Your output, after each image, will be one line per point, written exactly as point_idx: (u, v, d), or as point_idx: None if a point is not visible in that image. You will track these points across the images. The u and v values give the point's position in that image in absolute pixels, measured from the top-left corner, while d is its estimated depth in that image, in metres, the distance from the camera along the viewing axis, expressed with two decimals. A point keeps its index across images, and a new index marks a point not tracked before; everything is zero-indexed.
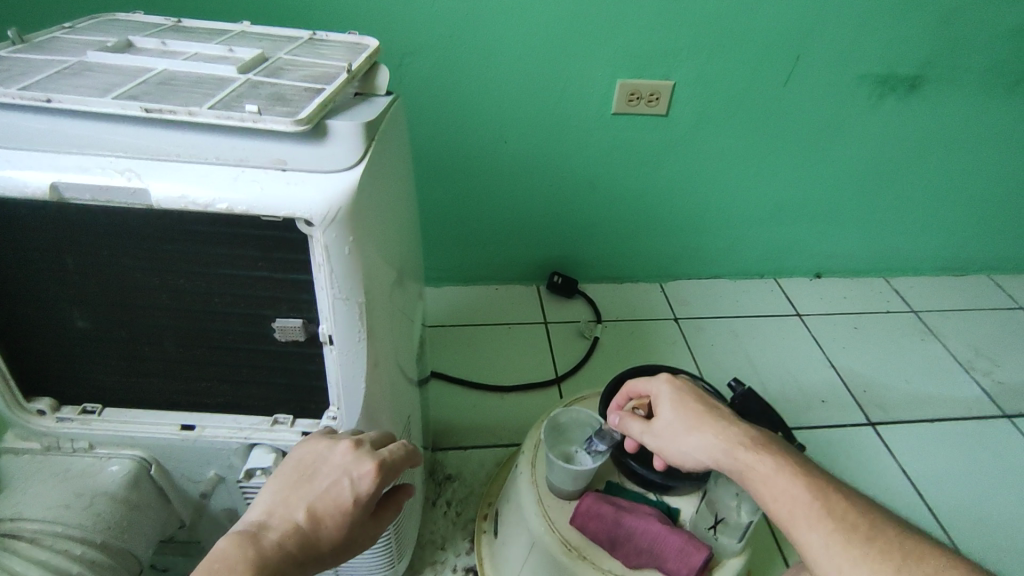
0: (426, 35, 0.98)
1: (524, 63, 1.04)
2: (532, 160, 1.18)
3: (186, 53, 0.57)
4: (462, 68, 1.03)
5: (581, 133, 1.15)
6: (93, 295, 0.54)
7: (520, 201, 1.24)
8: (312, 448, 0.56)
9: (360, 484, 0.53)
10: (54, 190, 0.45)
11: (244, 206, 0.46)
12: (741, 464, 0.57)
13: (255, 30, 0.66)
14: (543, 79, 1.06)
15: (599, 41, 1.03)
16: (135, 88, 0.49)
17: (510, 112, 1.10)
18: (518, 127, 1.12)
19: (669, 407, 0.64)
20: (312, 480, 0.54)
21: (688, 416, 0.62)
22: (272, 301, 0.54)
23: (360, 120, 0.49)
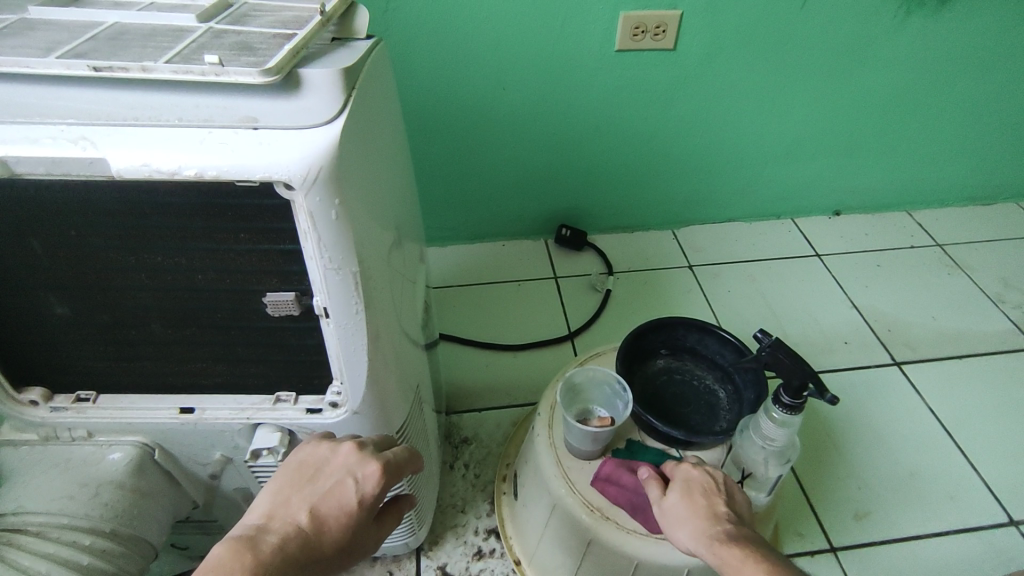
0: None
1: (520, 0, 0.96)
2: (533, 107, 1.11)
3: (140, 3, 0.52)
4: (452, 8, 0.95)
5: (585, 73, 1.08)
6: (67, 279, 0.50)
7: (522, 152, 1.18)
8: (315, 449, 0.54)
9: (364, 484, 0.52)
10: (3, 166, 0.41)
11: (214, 172, 0.41)
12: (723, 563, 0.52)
13: None
14: (541, 16, 0.99)
15: None
16: (83, 46, 0.43)
17: (507, 55, 1.02)
18: (516, 71, 1.05)
19: (681, 496, 0.60)
20: (313, 481, 0.52)
21: (693, 509, 0.58)
22: (260, 275, 0.50)
23: (337, 67, 0.44)
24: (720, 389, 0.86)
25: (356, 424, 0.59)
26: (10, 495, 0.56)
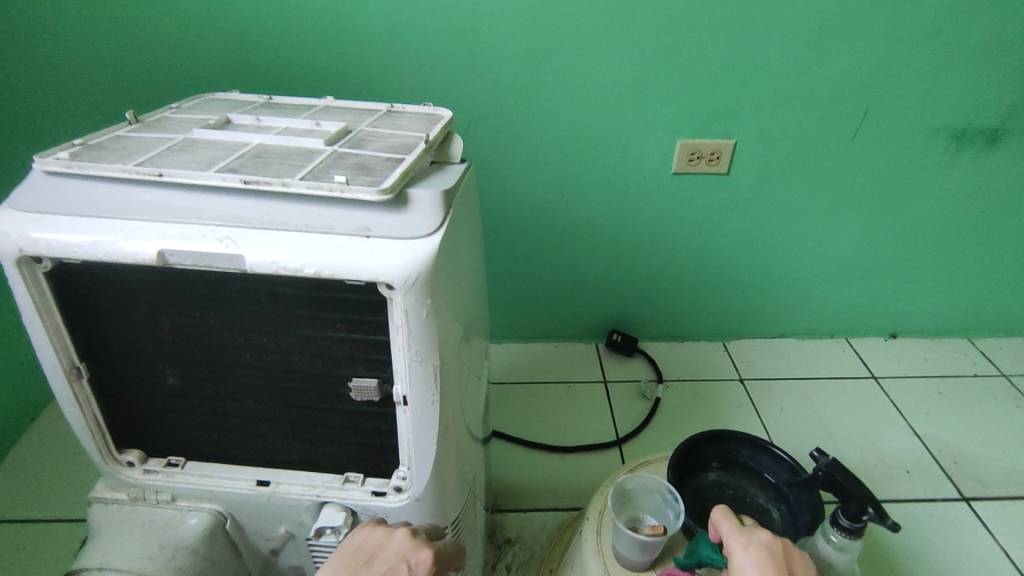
0: (493, 101, 1.03)
1: (586, 127, 1.08)
2: (592, 220, 1.19)
3: (277, 127, 0.62)
4: (525, 132, 1.07)
5: (643, 191, 1.16)
6: (183, 353, 0.57)
7: (580, 259, 1.25)
8: (369, 535, 0.56)
9: (418, 570, 0.53)
10: (160, 257, 0.49)
11: (329, 271, 0.48)
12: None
13: (338, 104, 0.71)
14: (603, 139, 1.09)
15: (659, 103, 1.06)
16: (234, 162, 0.53)
17: (571, 172, 1.12)
18: (578, 186, 1.14)
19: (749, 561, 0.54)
20: (367, 566, 0.53)
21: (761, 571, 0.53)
22: (349, 361, 0.56)
23: (439, 188, 0.52)
24: (773, 508, 0.84)
25: (416, 511, 0.62)
26: (96, 551, 0.60)
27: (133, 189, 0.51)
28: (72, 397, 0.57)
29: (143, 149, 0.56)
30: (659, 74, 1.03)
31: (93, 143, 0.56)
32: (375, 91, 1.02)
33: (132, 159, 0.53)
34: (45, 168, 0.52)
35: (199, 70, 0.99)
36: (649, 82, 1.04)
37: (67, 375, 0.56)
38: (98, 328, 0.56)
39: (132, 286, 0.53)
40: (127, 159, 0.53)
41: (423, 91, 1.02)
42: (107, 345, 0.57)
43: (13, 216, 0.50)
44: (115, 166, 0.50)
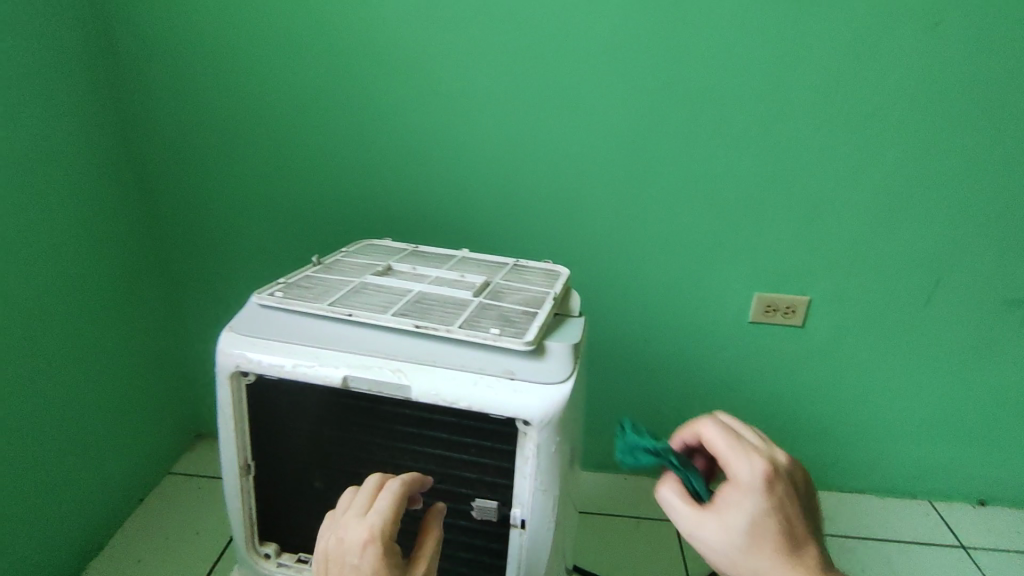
0: (590, 254, 1.12)
1: (672, 283, 1.16)
2: (670, 364, 1.25)
3: (429, 276, 0.76)
4: (614, 279, 1.15)
5: (719, 338, 1.22)
6: (335, 461, 0.67)
7: (657, 401, 1.29)
8: None
9: None
10: (344, 382, 0.60)
11: (478, 405, 0.58)
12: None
13: (473, 255, 0.85)
14: (687, 295, 1.18)
15: (738, 261, 1.15)
16: (404, 307, 0.66)
17: (653, 317, 1.20)
18: (658, 330, 1.21)
19: (739, 462, 0.52)
20: None
21: (745, 507, 0.50)
22: (476, 483, 0.64)
23: (569, 342, 0.62)
24: None
25: None
26: None
27: (328, 324, 0.64)
28: (237, 490, 0.68)
29: (329, 290, 0.70)
30: (741, 236, 1.12)
31: (291, 282, 0.71)
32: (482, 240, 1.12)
33: (326, 299, 0.67)
34: (259, 301, 0.66)
35: (333, 219, 1.12)
36: (731, 243, 1.12)
37: (239, 471, 0.67)
38: (272, 433, 0.67)
39: (309, 402, 0.64)
40: (321, 298, 0.67)
41: (529, 241, 1.12)
42: (275, 449, 0.68)
43: (235, 338, 0.63)
44: (316, 304, 0.64)
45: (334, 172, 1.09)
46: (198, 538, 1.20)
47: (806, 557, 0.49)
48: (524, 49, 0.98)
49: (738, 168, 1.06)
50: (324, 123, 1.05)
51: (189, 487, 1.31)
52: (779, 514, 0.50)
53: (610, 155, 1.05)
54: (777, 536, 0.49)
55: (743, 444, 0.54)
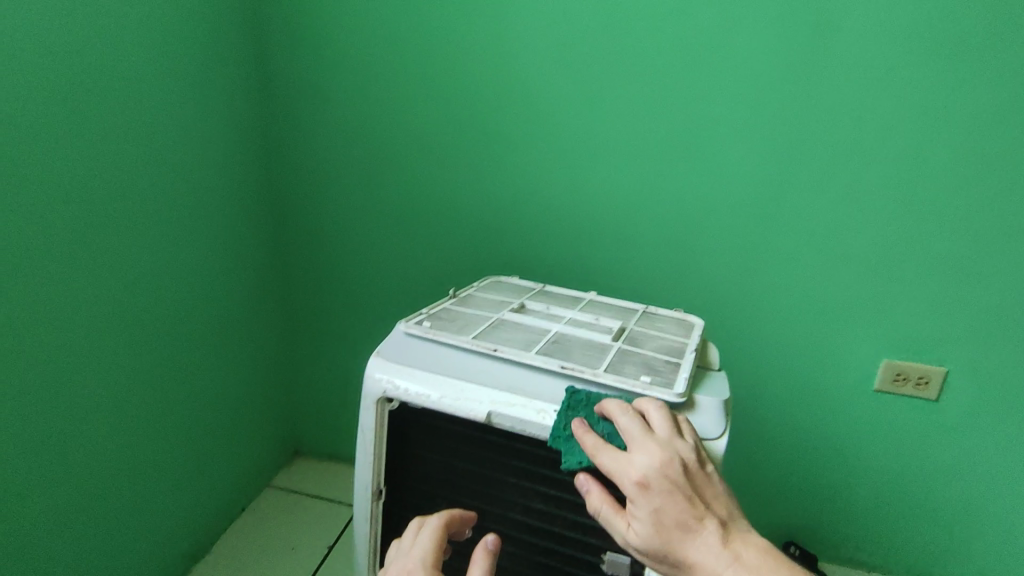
0: (685, 299, 1.02)
1: (796, 356, 1.01)
2: (775, 432, 1.06)
3: (562, 316, 0.76)
4: (717, 331, 1.03)
5: (831, 405, 1.03)
6: (462, 497, 0.66)
7: (776, 500, 1.12)
8: None
9: None
10: (487, 418, 0.60)
11: None
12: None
13: (600, 299, 0.85)
14: (818, 374, 1.02)
15: (863, 319, 0.96)
16: (546, 345, 0.66)
17: (757, 376, 1.04)
18: (762, 391, 1.04)
19: (610, 457, 0.52)
20: None
21: (675, 502, 0.49)
22: (608, 534, 0.62)
23: (719, 396, 0.60)
24: None
25: None
26: None
27: (470, 357, 0.64)
28: (367, 514, 0.69)
29: (470, 324, 0.71)
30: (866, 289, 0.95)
31: (434, 313, 0.73)
32: (577, 276, 1.06)
33: (468, 332, 0.68)
34: (405, 329, 0.68)
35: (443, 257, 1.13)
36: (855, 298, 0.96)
37: (371, 495, 0.68)
38: (403, 461, 0.68)
39: (445, 433, 0.65)
40: (463, 331, 0.68)
41: (627, 279, 1.03)
42: (405, 477, 0.68)
43: (383, 363, 0.65)
44: (461, 338, 0.66)
45: (434, 203, 1.09)
46: (291, 554, 1.22)
47: (744, 531, 0.51)
48: (642, 96, 0.93)
49: (888, 236, 0.91)
50: (429, 157, 1.07)
51: (286, 501, 1.35)
52: (695, 498, 0.50)
53: (731, 210, 0.95)
54: (715, 522, 0.50)
55: (674, 427, 0.54)
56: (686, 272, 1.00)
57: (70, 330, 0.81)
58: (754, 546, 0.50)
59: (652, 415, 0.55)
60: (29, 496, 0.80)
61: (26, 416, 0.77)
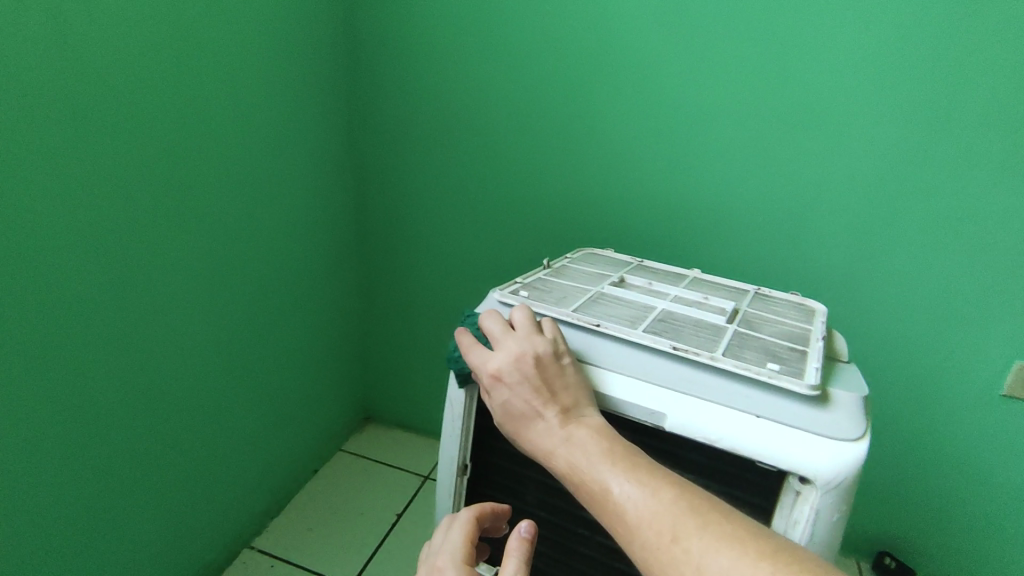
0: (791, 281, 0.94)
1: (914, 351, 0.91)
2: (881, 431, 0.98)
3: (667, 293, 0.69)
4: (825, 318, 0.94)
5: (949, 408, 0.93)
6: (552, 481, 0.62)
7: (874, 502, 1.03)
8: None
9: None
10: None
11: (747, 451, 0.50)
12: (618, 495, 0.44)
13: (706, 277, 0.78)
14: (941, 376, 0.91)
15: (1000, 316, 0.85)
16: (653, 324, 0.60)
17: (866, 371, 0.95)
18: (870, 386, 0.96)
19: (476, 354, 0.55)
20: None
21: (520, 387, 0.51)
22: None
23: (858, 393, 0.52)
24: None
25: None
26: None
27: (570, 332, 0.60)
28: (450, 489, 0.66)
29: (568, 296, 0.66)
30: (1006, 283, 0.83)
31: (529, 282, 0.68)
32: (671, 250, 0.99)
33: (567, 304, 0.63)
34: (500, 298, 0.64)
35: (526, 229, 1.08)
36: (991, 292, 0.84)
37: (456, 470, 0.65)
38: (491, 437, 0.64)
39: None
40: (561, 303, 0.64)
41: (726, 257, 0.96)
42: (492, 455, 0.65)
43: (476, 333, 0.61)
44: (561, 309, 0.61)
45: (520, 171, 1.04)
46: (361, 518, 1.22)
47: (590, 419, 0.50)
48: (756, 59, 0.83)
49: None
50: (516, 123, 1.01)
51: (357, 466, 1.36)
52: (539, 382, 0.51)
53: (852, 186, 0.85)
54: (556, 407, 0.50)
55: (535, 326, 0.56)
56: (793, 251, 0.92)
57: (169, 288, 0.83)
58: (592, 429, 0.49)
59: (523, 319, 0.57)
60: (124, 445, 0.82)
61: (123, 369, 0.79)
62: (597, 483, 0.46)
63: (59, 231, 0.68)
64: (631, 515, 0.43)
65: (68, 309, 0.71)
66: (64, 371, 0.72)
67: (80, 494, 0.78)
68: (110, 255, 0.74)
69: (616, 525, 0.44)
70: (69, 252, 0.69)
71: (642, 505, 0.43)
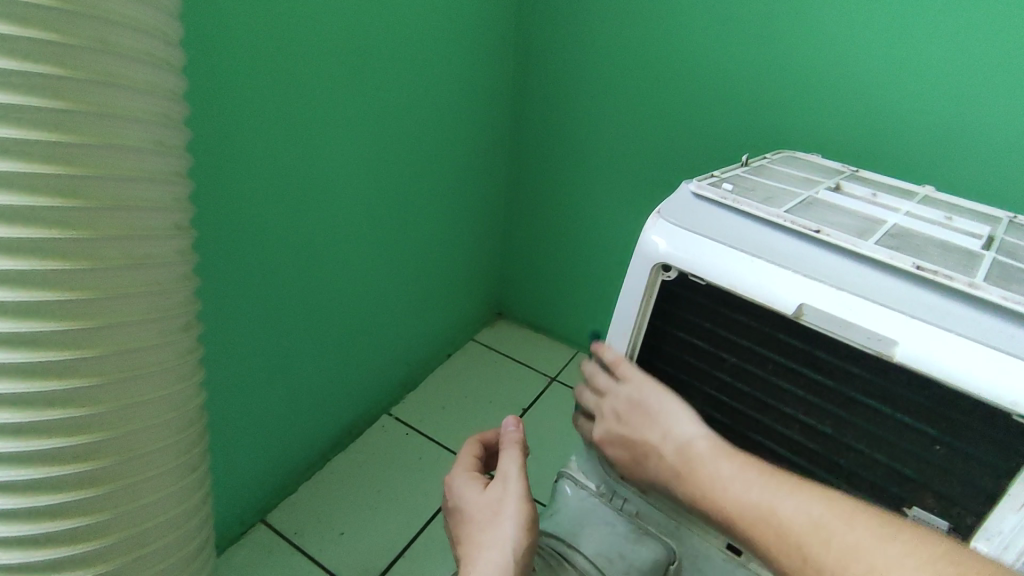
0: None
1: None
2: None
3: (897, 207, 0.58)
4: None
5: None
6: (728, 397, 0.57)
7: None
8: (476, 491, 0.57)
9: (510, 504, 0.54)
10: (798, 310, 0.48)
11: (1006, 401, 0.41)
12: (766, 505, 0.45)
13: (940, 196, 0.63)
14: None
15: None
16: (887, 238, 0.50)
17: None
18: None
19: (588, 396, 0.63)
20: (494, 516, 0.54)
21: (618, 452, 0.58)
22: (918, 487, 0.49)
23: None
24: None
25: None
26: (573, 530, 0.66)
27: (780, 235, 0.51)
28: None
29: (776, 197, 0.57)
30: None
31: (728, 178, 0.60)
32: (882, 161, 0.83)
33: (778, 205, 0.55)
34: (696, 190, 0.56)
35: (705, 128, 0.96)
36: None
37: (620, 370, 0.61)
38: (663, 341, 0.59)
39: (725, 321, 0.55)
40: (770, 203, 0.55)
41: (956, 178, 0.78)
42: (661, 360, 0.60)
43: (667, 225, 0.55)
44: (770, 209, 0.53)
45: (710, 58, 0.90)
46: (489, 406, 1.26)
47: (695, 431, 0.52)
48: None
49: None
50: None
51: (487, 356, 1.39)
52: (631, 442, 0.57)
53: None
54: (655, 437, 0.54)
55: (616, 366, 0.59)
56: None
57: (358, 155, 0.81)
58: (708, 449, 0.50)
59: (604, 358, 0.60)
60: (308, 309, 0.85)
61: (315, 239, 0.79)
62: (758, 509, 0.45)
63: (274, 84, 0.64)
64: (778, 530, 0.43)
65: (278, 169, 0.69)
66: (274, 237, 0.72)
67: (271, 359, 0.82)
68: (309, 127, 0.71)
69: (769, 552, 0.44)
70: (275, 119, 0.66)
71: (803, 516, 0.43)
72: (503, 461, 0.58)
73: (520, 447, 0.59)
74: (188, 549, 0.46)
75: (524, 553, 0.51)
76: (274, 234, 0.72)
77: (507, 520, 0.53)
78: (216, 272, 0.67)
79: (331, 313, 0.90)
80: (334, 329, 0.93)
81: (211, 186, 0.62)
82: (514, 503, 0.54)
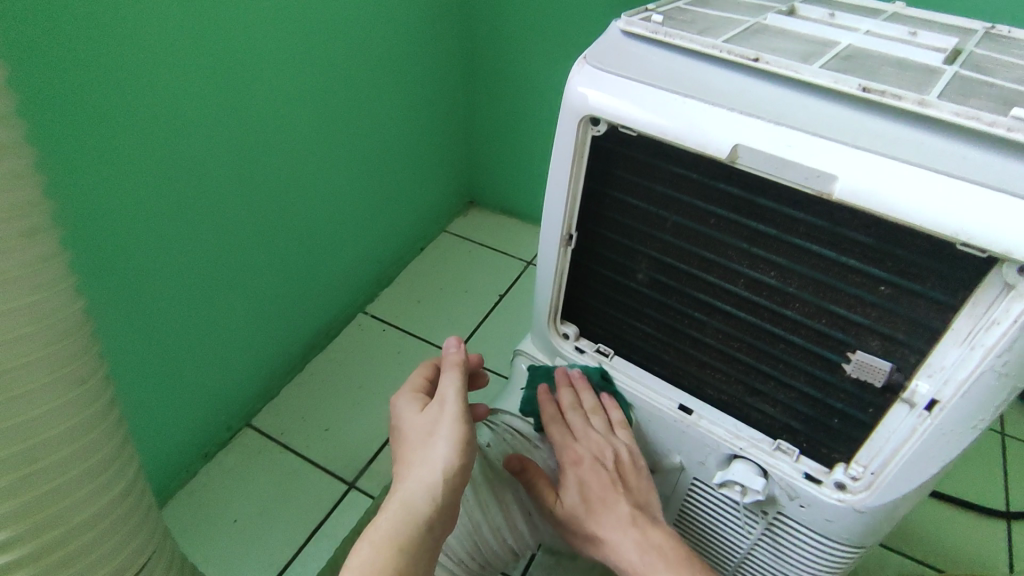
0: None
1: None
2: None
3: (858, 28, 0.51)
4: None
5: None
6: (671, 255, 0.53)
7: None
8: (412, 414, 0.57)
9: (442, 425, 0.54)
10: (731, 153, 0.43)
11: (947, 230, 0.37)
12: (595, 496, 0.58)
13: (913, 12, 0.55)
14: None
15: None
16: (834, 62, 0.44)
17: None
18: None
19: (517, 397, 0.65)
20: (425, 437, 0.54)
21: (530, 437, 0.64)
22: (863, 331, 0.46)
23: None
24: None
25: (848, 519, 0.52)
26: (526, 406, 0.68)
27: (716, 70, 0.45)
28: (553, 262, 0.59)
29: (716, 27, 0.50)
30: None
31: (664, 10, 0.52)
32: None
33: (714, 36, 0.48)
34: (625, 28, 0.50)
35: None
36: None
37: (560, 241, 0.57)
38: (601, 203, 0.55)
39: (660, 173, 0.50)
40: (706, 34, 0.48)
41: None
42: (603, 225, 0.56)
43: (590, 71, 0.48)
44: (706, 40, 0.46)
45: None
46: (464, 295, 1.25)
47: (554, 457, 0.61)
48: None
49: None
50: None
51: (461, 246, 1.35)
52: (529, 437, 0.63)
53: None
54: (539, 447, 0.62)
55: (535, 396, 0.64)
56: None
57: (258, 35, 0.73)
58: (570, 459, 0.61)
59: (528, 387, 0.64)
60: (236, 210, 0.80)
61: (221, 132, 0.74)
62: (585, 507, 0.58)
63: None
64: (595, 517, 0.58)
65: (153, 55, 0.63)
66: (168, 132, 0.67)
67: (205, 264, 0.79)
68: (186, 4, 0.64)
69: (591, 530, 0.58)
70: None
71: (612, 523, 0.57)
72: (443, 382, 0.57)
73: (460, 366, 0.58)
74: (101, 456, 0.46)
75: (457, 473, 0.51)
76: (169, 126, 0.67)
77: (441, 440, 0.52)
78: (101, 171, 0.63)
79: (269, 211, 0.86)
80: (275, 229, 0.89)
81: (64, 76, 0.56)
82: (450, 423, 0.54)
